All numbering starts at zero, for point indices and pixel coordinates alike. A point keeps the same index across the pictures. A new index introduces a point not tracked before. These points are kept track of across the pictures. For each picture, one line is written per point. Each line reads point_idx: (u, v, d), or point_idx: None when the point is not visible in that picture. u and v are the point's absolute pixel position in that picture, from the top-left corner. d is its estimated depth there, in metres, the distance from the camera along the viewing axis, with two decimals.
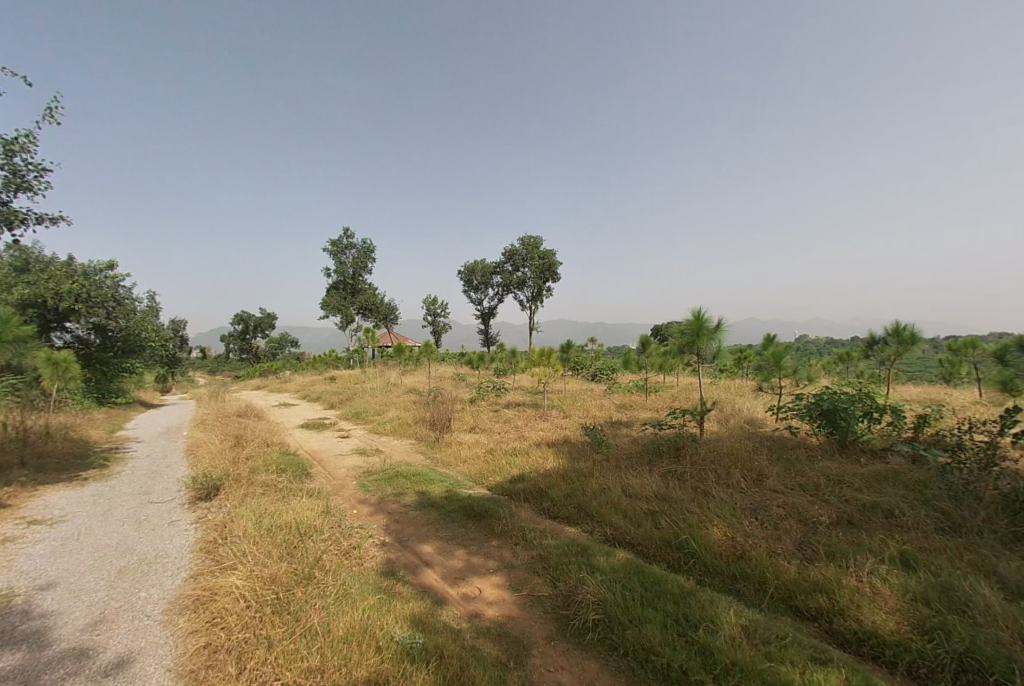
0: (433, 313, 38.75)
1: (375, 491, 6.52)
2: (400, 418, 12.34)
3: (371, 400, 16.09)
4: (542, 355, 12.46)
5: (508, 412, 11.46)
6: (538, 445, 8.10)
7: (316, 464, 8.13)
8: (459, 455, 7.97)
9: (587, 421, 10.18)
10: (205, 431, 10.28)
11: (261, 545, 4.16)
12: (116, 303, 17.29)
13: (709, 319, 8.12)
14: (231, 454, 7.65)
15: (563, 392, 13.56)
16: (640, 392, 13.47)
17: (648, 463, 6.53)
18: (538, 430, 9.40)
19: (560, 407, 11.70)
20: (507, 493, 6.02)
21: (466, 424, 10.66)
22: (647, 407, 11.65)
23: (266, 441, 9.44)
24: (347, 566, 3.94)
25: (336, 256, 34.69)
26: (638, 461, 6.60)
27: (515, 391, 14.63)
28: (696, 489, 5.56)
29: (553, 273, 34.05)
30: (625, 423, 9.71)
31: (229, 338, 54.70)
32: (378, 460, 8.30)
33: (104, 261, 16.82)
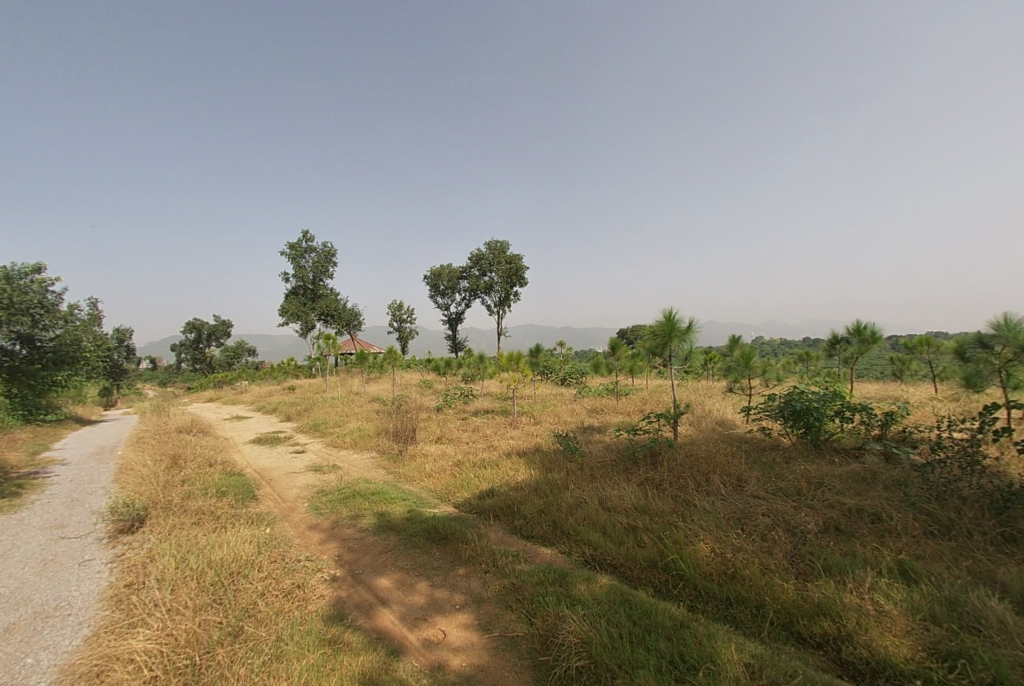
0: (399, 319, 37.75)
1: (328, 513, 5.87)
2: (361, 430, 11.59)
3: (331, 410, 15.20)
4: (511, 360, 12.01)
5: (476, 420, 10.92)
6: (509, 456, 7.61)
7: (263, 485, 7.36)
8: (423, 470, 7.39)
9: (559, 427, 9.78)
10: (140, 451, 9.25)
11: (181, 592, 3.49)
12: (45, 311, 15.73)
13: (681, 320, 7.83)
14: (165, 477, 6.80)
15: (533, 398, 13.12)
16: (611, 395, 13.20)
17: (624, 472, 6.15)
18: (508, 438, 8.92)
19: (531, 414, 11.26)
20: (476, 511, 5.51)
21: (432, 435, 10.06)
22: (619, 411, 11.36)
23: (209, 460, 8.56)
24: (286, 613, 3.34)
25: (296, 260, 33.26)
26: (614, 470, 6.22)
27: (483, 397, 14.09)
28: (676, 498, 5.21)
29: (521, 278, 33.73)
30: (598, 428, 9.36)
31: (181, 348, 51.72)
32: (335, 477, 7.62)
33: (29, 264, 15.25)
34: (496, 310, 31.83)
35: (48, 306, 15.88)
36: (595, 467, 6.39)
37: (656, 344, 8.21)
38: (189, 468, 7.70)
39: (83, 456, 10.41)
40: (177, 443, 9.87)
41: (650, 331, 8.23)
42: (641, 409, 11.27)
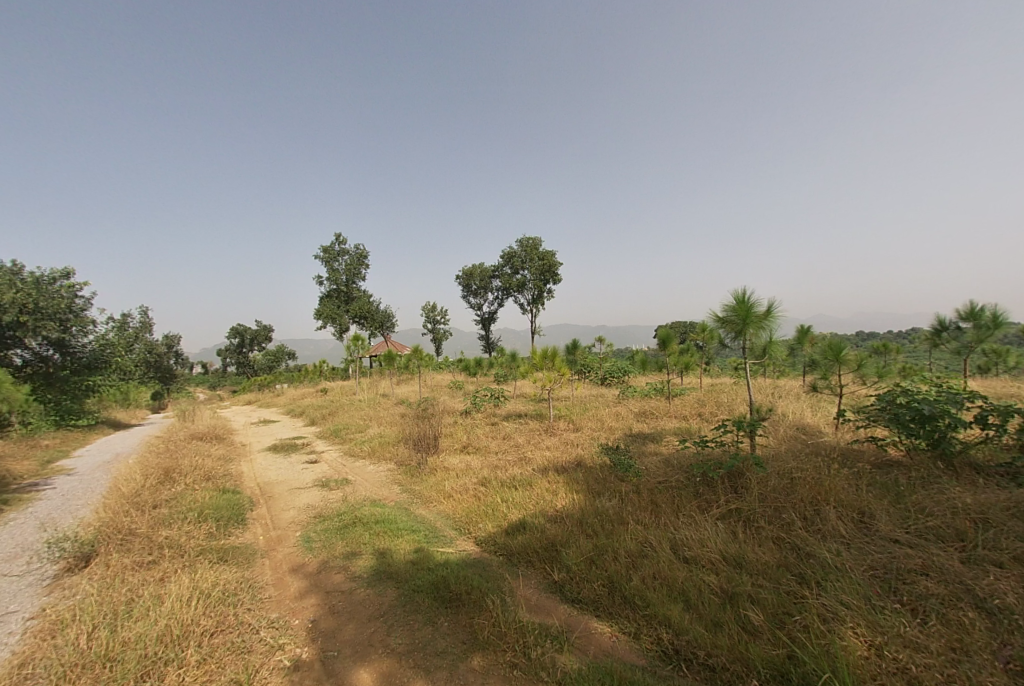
0: (432, 320, 37.13)
1: (319, 550, 4.68)
2: (382, 436, 10.51)
3: (356, 414, 14.29)
4: (546, 358, 10.61)
5: (508, 425, 9.61)
6: (545, 472, 6.24)
7: (258, 505, 6.33)
8: (442, 489, 6.12)
9: (604, 435, 8.31)
10: (142, 460, 8.50)
11: None
12: (74, 315, 15.70)
13: (760, 303, 6.22)
14: (144, 499, 5.85)
15: (572, 400, 11.67)
16: (661, 397, 11.55)
17: (697, 499, 4.70)
18: (543, 449, 7.53)
19: (569, 418, 9.84)
20: (503, 552, 4.18)
21: (457, 443, 8.82)
22: (673, 416, 9.74)
23: (209, 473, 7.67)
24: None
25: (329, 263, 33.07)
26: (684, 498, 4.75)
27: (517, 399, 12.79)
28: (782, 546, 3.74)
29: (555, 274, 32.22)
30: (651, 438, 7.82)
31: (226, 353, 53.25)
32: (341, 495, 6.49)
33: (57, 269, 15.30)
34: (529, 307, 30.48)
35: (78, 310, 15.85)
36: (656, 493, 4.95)
37: (725, 334, 6.65)
38: (180, 484, 6.78)
39: (94, 465, 9.85)
40: (184, 451, 9.09)
41: (716, 319, 6.68)
42: (700, 414, 9.60)
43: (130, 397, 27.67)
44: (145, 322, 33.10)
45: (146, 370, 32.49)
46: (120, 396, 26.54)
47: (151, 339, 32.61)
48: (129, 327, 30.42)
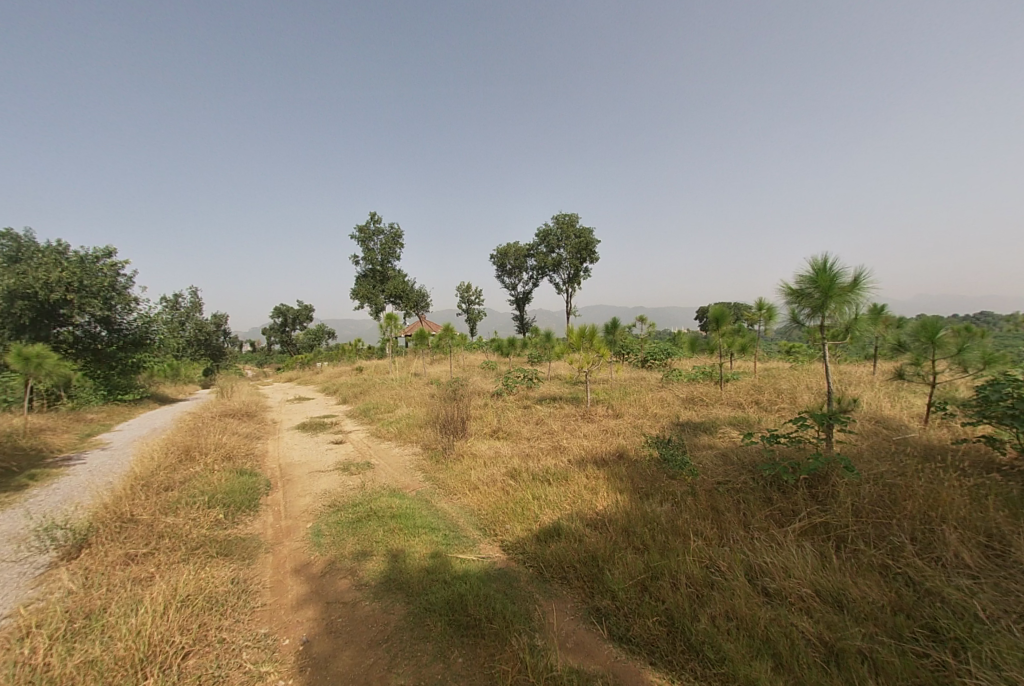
0: (466, 300, 36.73)
1: (330, 545, 4.21)
2: (409, 417, 10.08)
3: (386, 394, 13.97)
4: (583, 337, 9.75)
5: (541, 409, 8.93)
6: (583, 464, 5.53)
7: (274, 490, 5.97)
8: (467, 479, 5.53)
9: (647, 423, 7.50)
10: (168, 437, 8.38)
11: None
12: (117, 294, 16.07)
13: (846, 272, 5.28)
14: (155, 482, 5.58)
15: (612, 384, 10.84)
16: (710, 382, 10.54)
17: (770, 511, 3.95)
18: (580, 437, 6.81)
19: (608, 403, 9.05)
20: (534, 563, 3.55)
21: (486, 427, 8.23)
22: (725, 403, 8.77)
23: (231, 452, 7.42)
24: None
25: (364, 242, 33.03)
26: (753, 509, 3.99)
27: (551, 381, 12.09)
28: (888, 582, 2.98)
29: (591, 252, 30.93)
30: (704, 429, 6.93)
31: (270, 332, 55.02)
32: (359, 481, 6.05)
33: (100, 247, 15.65)
34: (566, 287, 29.47)
35: (120, 289, 16.22)
36: (719, 502, 4.20)
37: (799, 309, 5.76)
38: (199, 464, 6.53)
39: (128, 439, 9.93)
40: (210, 429, 8.93)
41: (788, 290, 5.81)
42: (757, 403, 8.60)
43: (180, 373, 28.88)
44: (193, 302, 34.33)
45: (195, 347, 33.82)
46: (171, 372, 27.73)
47: (199, 318, 33.87)
48: (177, 306, 31.57)
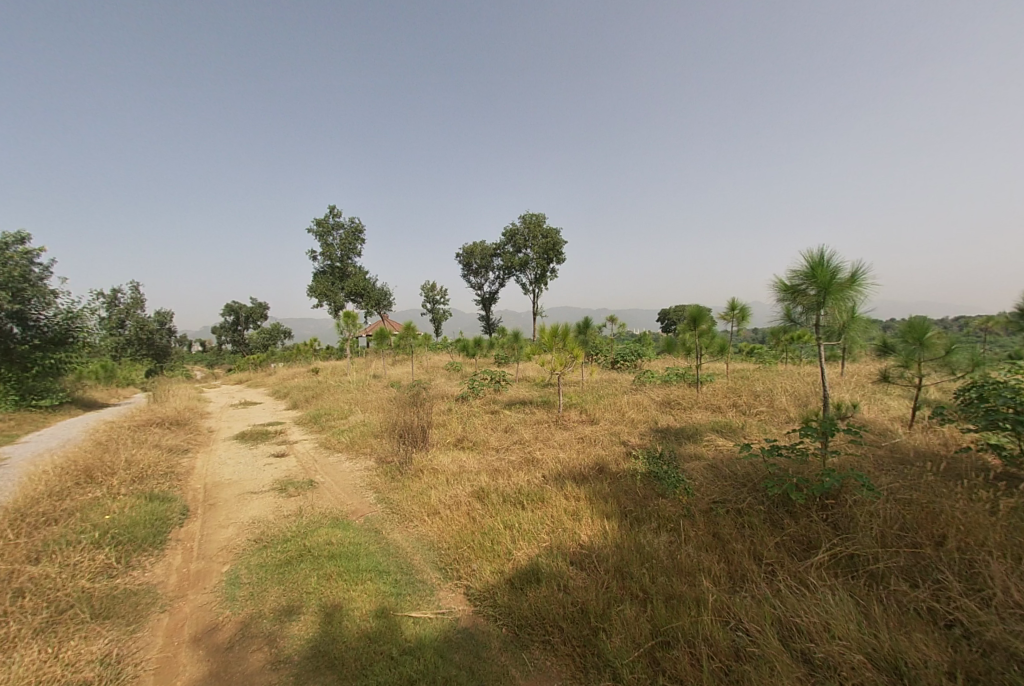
0: (431, 299, 35.62)
1: (248, 598, 3.33)
2: (364, 423, 9.12)
3: (341, 398, 12.88)
4: (555, 336, 9.06)
5: (509, 415, 8.21)
6: (559, 481, 4.85)
7: (191, 520, 4.97)
8: (425, 502, 4.73)
9: (625, 429, 6.92)
10: (72, 451, 7.12)
11: None
12: (31, 285, 14.15)
13: (844, 267, 4.90)
14: (31, 516, 4.49)
15: (584, 386, 10.24)
16: (684, 385, 10.12)
17: (781, 538, 3.47)
18: (554, 447, 6.12)
19: (581, 407, 8.43)
20: (506, 621, 2.84)
21: (449, 436, 7.43)
22: (703, 407, 8.31)
23: (146, 471, 6.31)
24: None
25: (322, 236, 31.31)
26: (760, 534, 3.50)
27: (519, 384, 11.38)
28: (935, 638, 2.56)
29: (558, 252, 30.53)
30: (686, 437, 6.40)
31: (220, 331, 51.76)
32: (297, 505, 5.13)
33: (10, 232, 13.77)
34: (532, 287, 29.00)
35: (35, 279, 14.30)
36: (721, 523, 3.70)
37: (794, 307, 5.33)
38: (99, 489, 5.43)
39: (28, 453, 8.50)
40: (127, 442, 7.71)
41: (781, 288, 5.39)
42: (735, 407, 8.19)
43: (115, 375, 26.43)
44: (133, 297, 31.60)
45: (134, 347, 31.14)
46: (105, 374, 25.30)
47: (140, 315, 31.26)
48: (113, 302, 28.91)
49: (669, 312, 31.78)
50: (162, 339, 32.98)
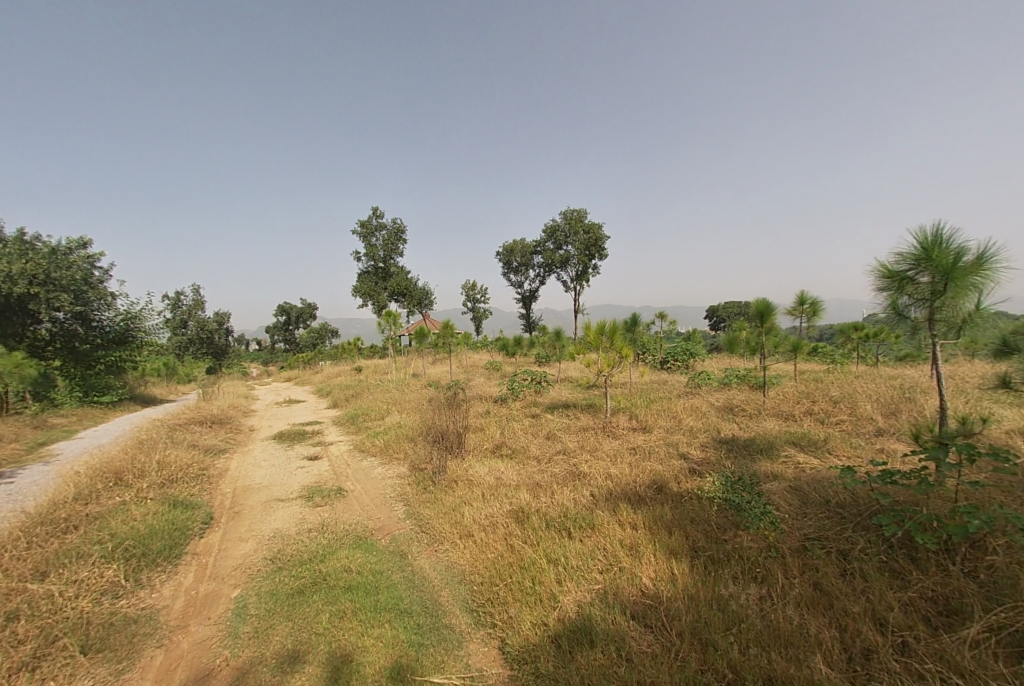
0: (472, 298, 35.45)
1: (252, 635, 2.91)
2: (400, 425, 8.75)
3: (379, 397, 12.63)
4: (603, 334, 8.29)
5: (552, 419, 7.56)
6: (611, 502, 4.20)
7: (212, 530, 4.68)
8: (457, 520, 4.20)
9: (683, 439, 6.13)
10: (113, 449, 7.13)
11: None
12: (91, 287, 14.91)
13: (971, 248, 3.98)
14: (50, 526, 4.33)
15: (633, 388, 9.43)
16: (746, 389, 9.10)
17: (906, 595, 2.76)
18: (602, 459, 5.44)
19: (631, 412, 7.66)
20: None
21: (486, 441, 6.89)
22: (772, 415, 7.34)
23: (178, 474, 6.16)
24: None
25: (365, 237, 31.77)
26: (877, 587, 2.83)
27: (562, 385, 10.70)
28: None
29: (601, 248, 29.50)
30: (757, 453, 5.53)
31: (273, 331, 53.94)
32: (321, 517, 4.75)
33: (74, 238, 14.56)
34: (574, 285, 28.14)
35: (96, 282, 15.06)
36: (822, 572, 3.01)
37: (900, 298, 4.43)
38: (127, 494, 5.27)
39: (79, 450, 8.71)
40: (166, 441, 7.68)
41: (883, 275, 4.50)
42: (810, 416, 7.17)
43: (177, 372, 27.74)
44: (194, 299, 33.24)
45: (196, 346, 32.60)
46: (167, 371, 26.61)
47: (201, 315, 32.78)
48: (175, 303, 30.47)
49: (718, 310, 30.05)
50: (220, 338, 34.44)
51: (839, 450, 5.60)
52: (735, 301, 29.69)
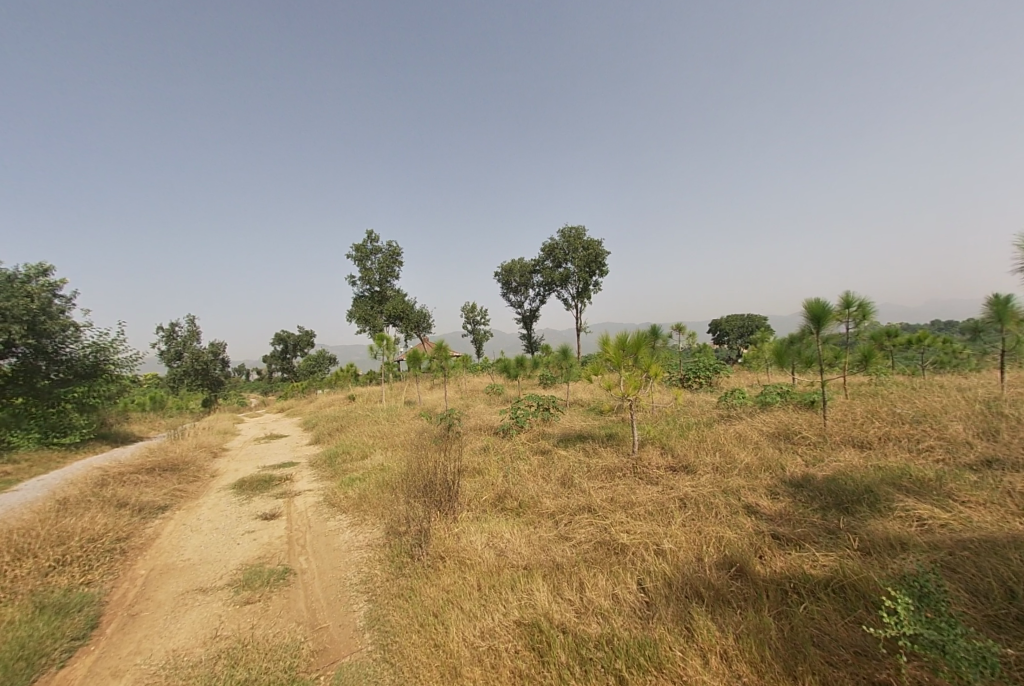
0: (471, 320, 34.20)
1: None
2: (382, 466, 7.25)
3: (366, 430, 11.11)
4: (624, 349, 6.81)
5: (566, 457, 6.05)
6: (672, 606, 2.77)
7: (80, 657, 3.23)
8: (437, 643, 2.80)
9: (743, 483, 4.63)
10: (14, 514, 5.66)
11: None
12: (50, 318, 13.50)
13: None
14: None
15: (658, 413, 7.93)
16: (795, 409, 7.60)
17: None
18: (643, 519, 3.95)
19: (663, 445, 6.14)
20: None
21: (485, 490, 5.39)
22: (843, 444, 5.82)
23: (77, 553, 4.69)
24: None
25: (360, 260, 30.71)
26: None
27: (574, 410, 9.20)
28: None
29: (601, 265, 28.34)
30: (854, 503, 4.02)
31: (271, 360, 52.61)
32: (240, 630, 3.30)
33: (32, 264, 13.24)
34: (575, 303, 26.91)
35: (57, 312, 13.70)
36: None
37: None
38: None
39: None
40: (89, 499, 6.20)
41: None
42: (891, 443, 5.66)
43: (165, 406, 26.21)
44: (189, 330, 31.99)
45: (191, 377, 31.06)
46: (156, 405, 25.04)
47: (195, 346, 31.36)
48: (165, 334, 29.11)
49: (722, 323, 28.72)
50: (216, 369, 32.93)
51: (962, 494, 4.11)
52: (740, 315, 28.30)
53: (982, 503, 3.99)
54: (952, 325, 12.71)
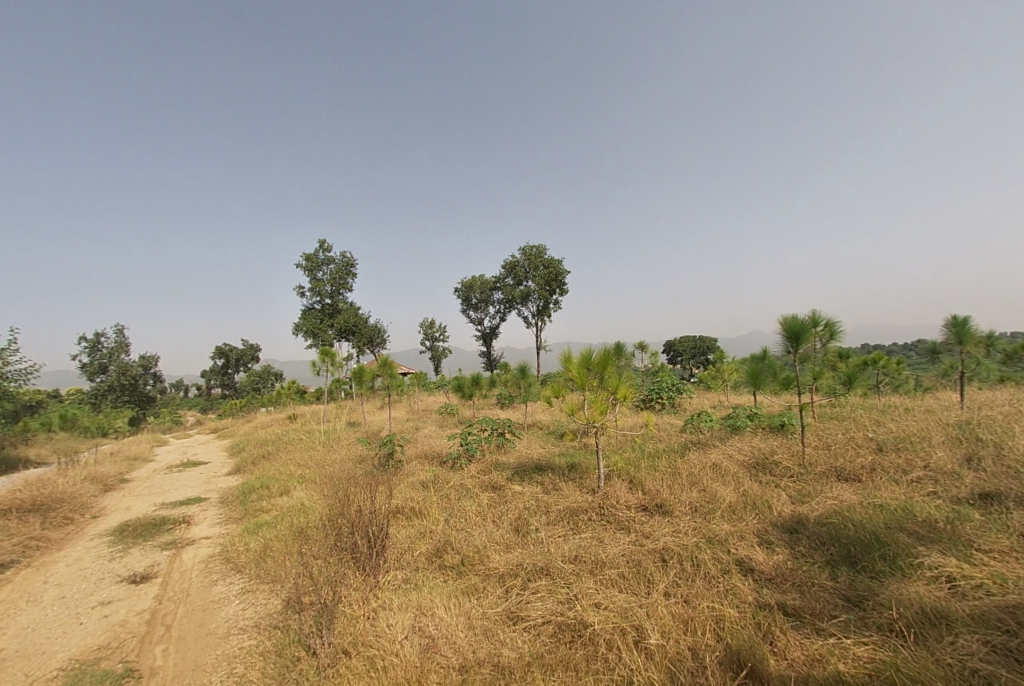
0: (428, 337, 32.93)
1: None
2: (301, 506, 6.02)
3: (298, 457, 9.72)
4: (590, 368, 6.02)
5: (521, 495, 5.11)
6: None
7: None
8: None
9: (730, 531, 3.84)
10: None
11: None
12: None
13: None
14: None
15: (624, 438, 7.16)
16: (768, 434, 7.05)
17: None
18: (615, 589, 3.07)
19: (632, 479, 5.31)
20: None
21: (419, 540, 4.34)
22: (829, 477, 5.19)
23: None
24: None
25: (311, 271, 28.94)
26: None
27: (531, 435, 8.30)
28: None
29: (561, 283, 28.00)
30: (866, 557, 3.32)
31: (211, 375, 48.85)
32: None
33: None
34: (534, 321, 26.31)
35: None
36: None
37: None
38: None
39: None
40: None
41: None
42: (881, 476, 5.07)
43: (80, 425, 23.19)
44: (117, 341, 28.93)
45: (116, 393, 27.96)
46: (68, 424, 22.11)
47: (123, 358, 28.31)
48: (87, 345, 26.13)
49: (677, 344, 28.90)
50: (146, 385, 29.88)
51: (983, 541, 3.49)
52: (694, 336, 28.58)
53: (1007, 554, 3.36)
54: (902, 349, 12.88)
